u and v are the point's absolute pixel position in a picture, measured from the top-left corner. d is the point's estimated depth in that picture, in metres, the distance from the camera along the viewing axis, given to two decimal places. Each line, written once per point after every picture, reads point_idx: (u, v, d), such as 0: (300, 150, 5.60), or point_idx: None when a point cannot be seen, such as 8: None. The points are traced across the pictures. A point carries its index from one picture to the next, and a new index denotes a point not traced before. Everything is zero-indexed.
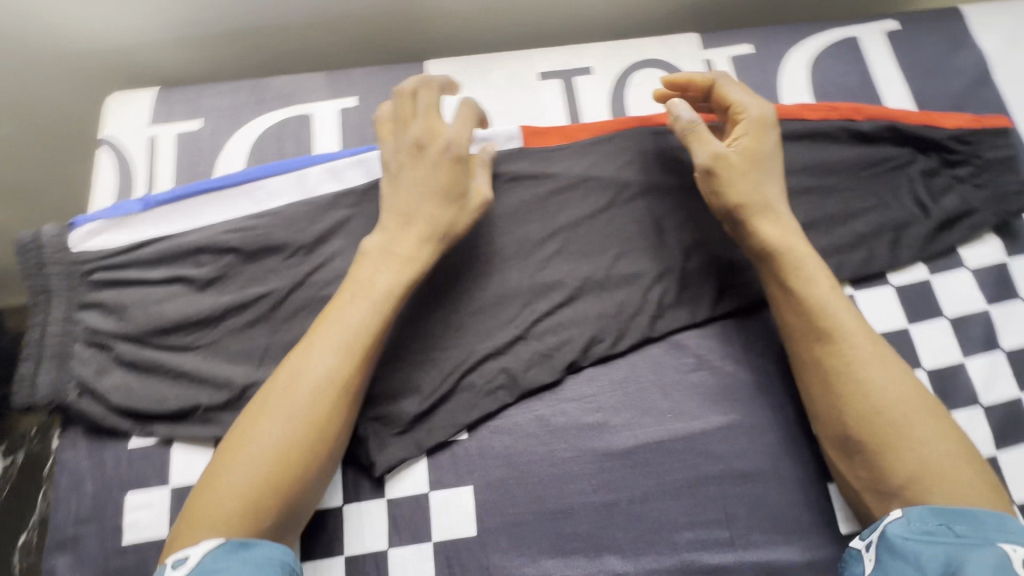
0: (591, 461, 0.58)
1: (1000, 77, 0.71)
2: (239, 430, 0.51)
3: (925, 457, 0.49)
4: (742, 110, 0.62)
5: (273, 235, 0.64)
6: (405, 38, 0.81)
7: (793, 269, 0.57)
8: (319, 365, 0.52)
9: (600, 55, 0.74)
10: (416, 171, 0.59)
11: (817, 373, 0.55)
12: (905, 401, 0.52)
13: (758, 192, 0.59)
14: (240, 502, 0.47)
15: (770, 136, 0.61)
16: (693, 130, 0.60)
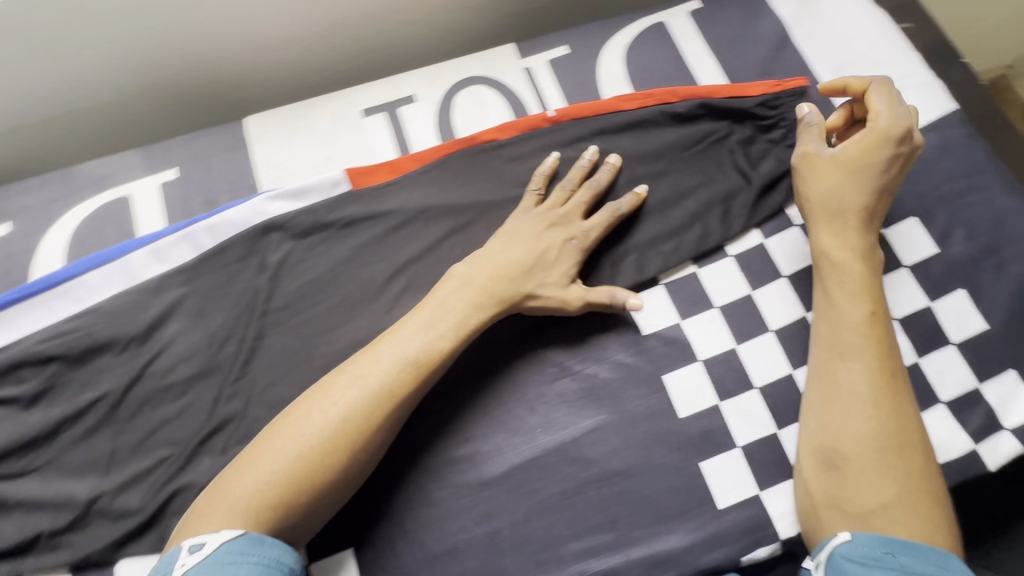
0: (469, 494, 0.58)
1: (798, 38, 0.74)
2: (276, 430, 0.52)
3: (888, 479, 0.51)
4: (870, 128, 0.60)
5: (97, 333, 0.61)
6: (228, 96, 0.78)
7: (835, 276, 0.59)
8: (382, 366, 0.54)
9: (421, 81, 0.73)
10: (521, 222, 0.62)
11: (822, 383, 0.56)
12: (900, 422, 0.53)
13: (835, 195, 0.60)
14: (263, 495, 0.48)
15: (872, 149, 0.60)
16: (806, 129, 0.64)
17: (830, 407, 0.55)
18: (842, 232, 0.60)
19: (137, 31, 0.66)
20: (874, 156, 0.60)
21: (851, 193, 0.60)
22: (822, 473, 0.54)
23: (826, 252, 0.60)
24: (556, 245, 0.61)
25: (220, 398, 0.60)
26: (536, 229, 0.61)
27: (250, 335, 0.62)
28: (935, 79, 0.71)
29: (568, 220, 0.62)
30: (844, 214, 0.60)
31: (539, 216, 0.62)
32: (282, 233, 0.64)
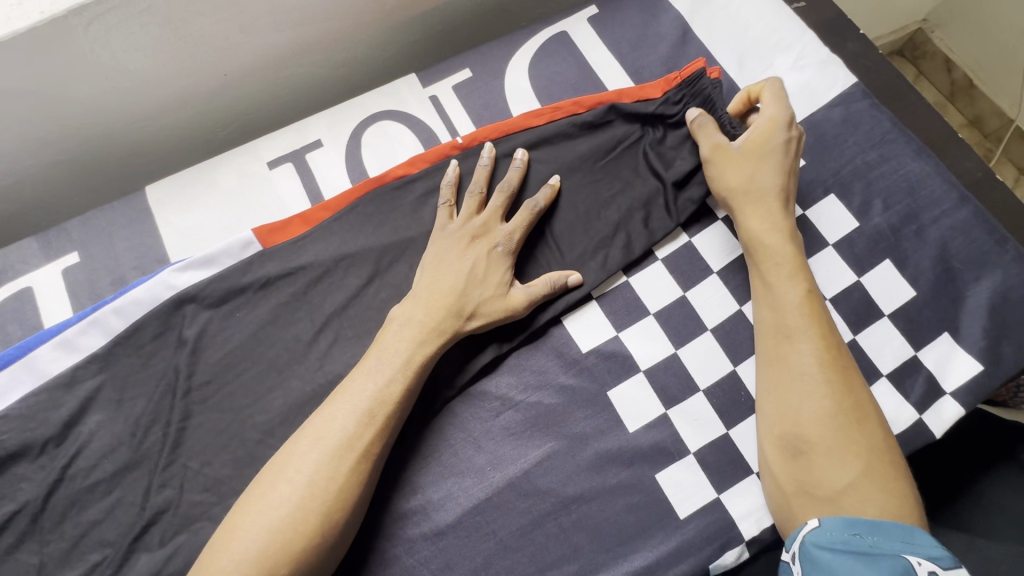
0: (424, 546, 0.55)
1: (698, 31, 0.74)
2: (245, 506, 0.48)
3: (851, 456, 0.51)
4: (764, 121, 0.62)
5: (7, 441, 0.57)
6: (129, 165, 0.75)
7: (769, 258, 0.59)
8: (348, 419, 0.51)
9: (325, 123, 0.71)
10: (444, 240, 0.60)
11: (772, 367, 0.56)
12: (852, 396, 0.53)
13: (750, 180, 0.61)
14: (244, 573, 0.45)
15: (768, 138, 0.62)
16: (703, 127, 0.63)
17: (781, 389, 0.55)
18: (766, 212, 0.60)
19: (13, 114, 0.62)
20: (772, 142, 0.61)
21: (763, 178, 0.61)
22: (788, 460, 0.53)
23: (755, 234, 0.60)
24: (480, 254, 0.59)
25: (151, 488, 0.57)
26: (458, 243, 0.60)
27: (176, 417, 0.59)
28: (834, 54, 0.71)
29: (488, 226, 0.61)
30: (764, 196, 0.61)
31: (458, 229, 0.61)
32: (197, 304, 0.62)
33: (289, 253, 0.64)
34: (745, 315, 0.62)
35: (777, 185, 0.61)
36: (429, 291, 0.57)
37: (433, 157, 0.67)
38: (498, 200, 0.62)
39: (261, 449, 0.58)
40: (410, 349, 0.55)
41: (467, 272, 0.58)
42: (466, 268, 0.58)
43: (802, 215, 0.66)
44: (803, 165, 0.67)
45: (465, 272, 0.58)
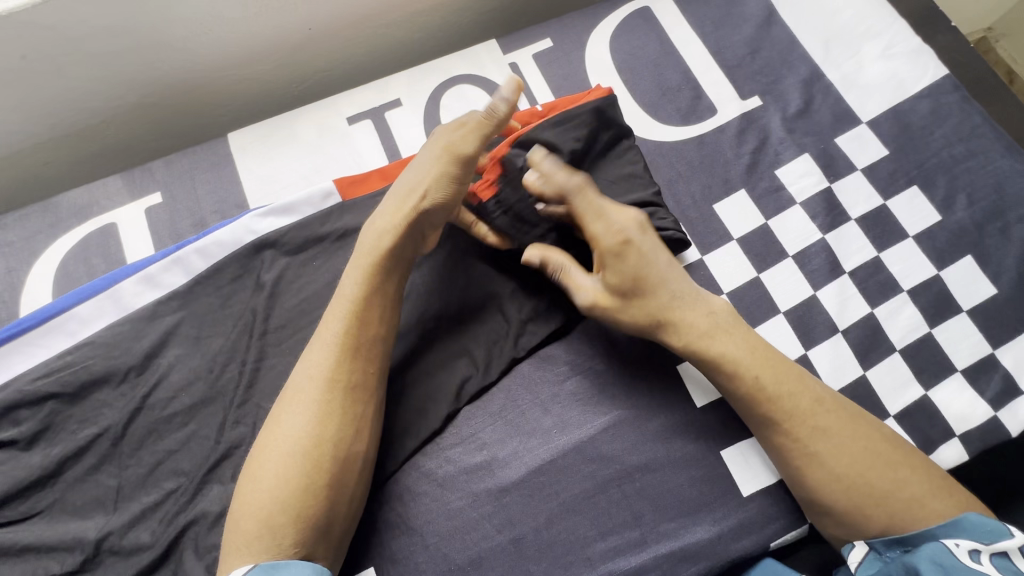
0: (487, 502, 0.56)
1: (784, 13, 0.73)
2: (244, 482, 0.50)
3: (869, 501, 0.50)
4: (607, 240, 0.56)
5: (93, 367, 0.58)
6: (207, 114, 0.76)
7: (704, 336, 0.55)
8: (311, 366, 0.52)
9: (405, 84, 0.72)
10: (406, 181, 0.57)
11: (772, 451, 0.54)
12: (835, 440, 0.52)
13: (671, 299, 0.56)
14: (253, 533, 0.47)
15: (637, 261, 0.56)
16: (562, 276, 0.58)
17: (783, 461, 0.53)
18: (696, 304, 0.56)
19: (107, 54, 0.64)
20: (648, 269, 0.56)
21: (676, 289, 0.56)
22: (818, 514, 0.53)
23: (699, 331, 0.55)
24: (449, 191, 0.56)
25: (225, 424, 0.58)
26: (422, 182, 0.57)
27: (252, 357, 0.60)
28: (925, 44, 0.70)
29: (462, 166, 0.57)
30: (691, 299, 0.56)
31: (423, 168, 0.57)
32: (276, 250, 0.63)
33: (367, 207, 0.64)
34: (819, 300, 0.62)
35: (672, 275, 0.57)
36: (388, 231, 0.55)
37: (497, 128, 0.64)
38: (471, 142, 0.57)
39: None
40: (358, 292, 0.54)
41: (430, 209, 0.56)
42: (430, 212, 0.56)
43: (882, 204, 0.65)
44: (885, 155, 0.67)
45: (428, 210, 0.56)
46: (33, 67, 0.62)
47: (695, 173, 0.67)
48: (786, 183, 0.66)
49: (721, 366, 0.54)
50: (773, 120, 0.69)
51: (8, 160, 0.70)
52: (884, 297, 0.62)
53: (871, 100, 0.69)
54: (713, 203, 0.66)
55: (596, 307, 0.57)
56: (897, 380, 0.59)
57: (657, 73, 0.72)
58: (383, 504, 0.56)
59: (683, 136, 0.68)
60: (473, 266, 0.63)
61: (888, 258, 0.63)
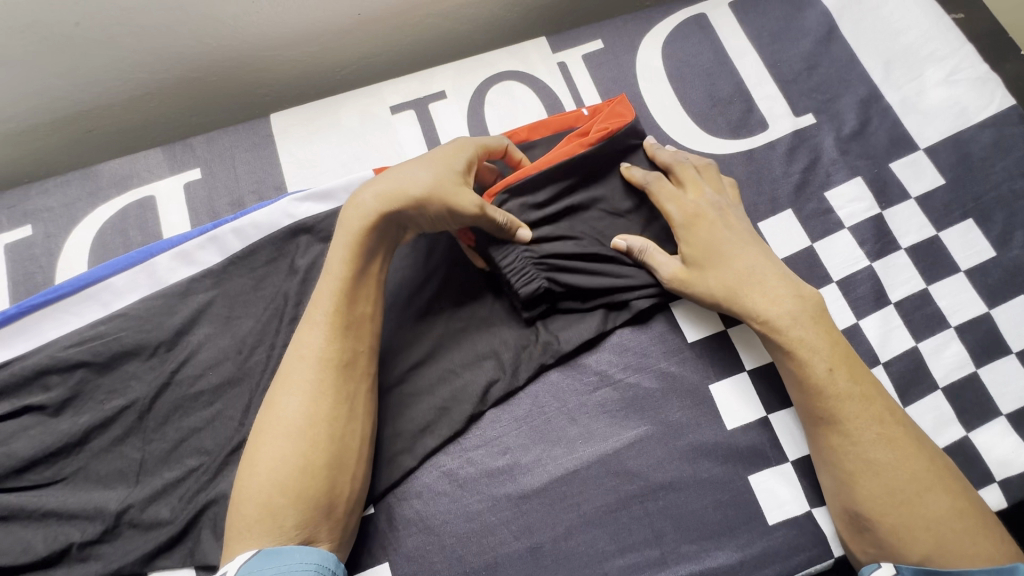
0: (506, 508, 0.56)
1: (845, 30, 0.71)
2: (244, 460, 0.50)
3: (919, 528, 0.49)
4: (682, 215, 0.59)
5: (124, 338, 0.59)
6: (249, 93, 0.76)
7: (787, 336, 0.54)
8: (302, 345, 0.52)
9: (451, 76, 0.71)
10: (398, 167, 0.56)
11: (824, 455, 0.53)
12: (903, 460, 0.51)
13: (739, 271, 0.57)
14: (255, 513, 0.47)
15: (706, 234, 0.58)
16: (645, 256, 0.59)
17: (835, 467, 0.52)
18: (773, 297, 0.55)
19: (158, 27, 0.64)
20: (712, 243, 0.58)
21: (742, 260, 0.57)
22: (856, 533, 0.52)
23: (772, 321, 0.55)
24: (430, 182, 0.53)
25: (250, 407, 0.58)
26: (408, 171, 0.55)
27: (280, 341, 0.60)
28: (993, 72, 0.67)
29: (447, 169, 0.54)
30: (762, 280, 0.56)
31: (412, 161, 0.56)
32: (312, 236, 0.63)
33: None
34: (862, 329, 0.60)
35: (753, 243, 0.58)
36: (373, 208, 0.53)
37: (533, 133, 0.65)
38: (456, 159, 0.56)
39: None
40: (347, 271, 0.53)
41: (403, 198, 0.53)
42: (405, 201, 0.53)
43: (935, 235, 0.63)
44: (942, 184, 0.64)
45: (405, 199, 0.53)
46: (85, 35, 0.62)
47: (742, 188, 0.65)
48: (836, 206, 0.64)
49: (790, 358, 0.54)
50: (826, 139, 0.67)
51: (51, 125, 0.70)
52: (930, 332, 0.60)
53: (930, 126, 0.66)
54: (758, 221, 0.64)
55: (677, 280, 0.58)
56: (938, 419, 0.57)
57: (708, 82, 0.70)
58: (401, 500, 0.56)
59: (732, 150, 0.67)
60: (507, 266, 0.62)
61: (937, 291, 0.61)
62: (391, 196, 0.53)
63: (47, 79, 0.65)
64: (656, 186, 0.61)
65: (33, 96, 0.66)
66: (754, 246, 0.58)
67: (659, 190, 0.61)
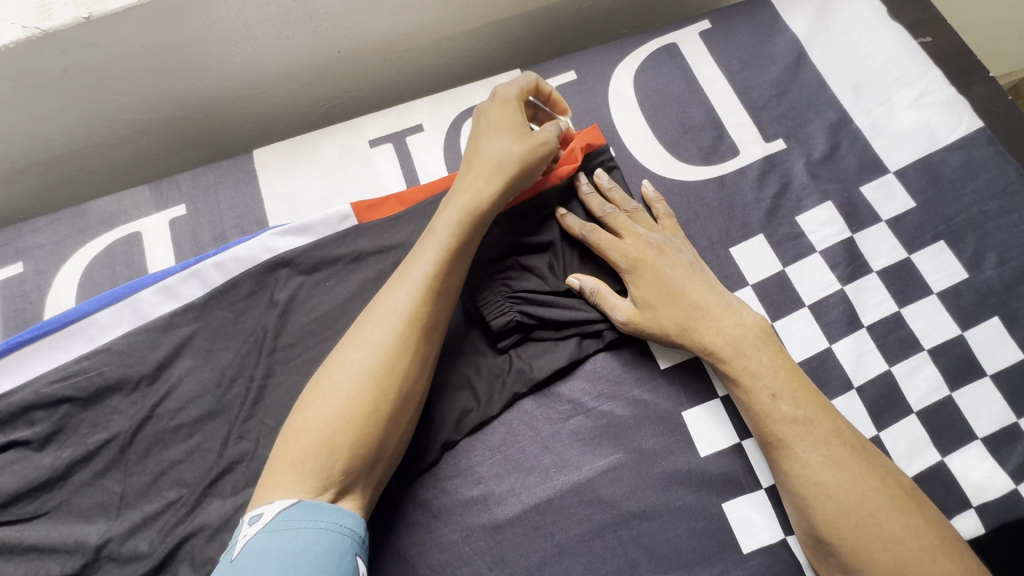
0: (480, 538, 0.56)
1: (814, 56, 0.72)
2: (304, 400, 0.50)
3: (877, 549, 0.49)
4: (625, 261, 0.60)
5: (106, 373, 0.60)
6: (235, 130, 0.78)
7: (730, 364, 0.56)
8: (396, 298, 0.52)
9: (428, 109, 0.73)
10: (479, 144, 0.59)
11: (782, 482, 0.54)
12: (853, 482, 0.51)
13: (692, 307, 0.57)
14: (307, 447, 0.46)
15: (652, 276, 0.59)
16: (597, 297, 0.59)
17: (792, 493, 0.52)
18: (714, 326, 0.57)
19: (143, 70, 0.66)
20: (664, 286, 0.58)
21: (692, 296, 0.58)
22: (823, 559, 0.52)
23: (716, 351, 0.56)
24: (516, 148, 0.58)
25: (229, 439, 0.59)
26: (496, 141, 0.59)
27: (259, 373, 0.61)
28: (960, 95, 0.68)
29: (525, 126, 0.60)
30: (703, 309, 0.57)
31: (493, 134, 0.59)
32: (291, 269, 0.64)
33: (382, 232, 0.65)
34: (834, 353, 0.60)
35: (705, 280, 0.59)
36: (480, 183, 0.57)
37: None
38: (514, 112, 0.61)
39: None
40: (450, 231, 0.55)
41: (507, 163, 0.58)
42: (515, 163, 0.58)
43: (907, 257, 0.63)
44: (913, 207, 0.65)
45: (512, 164, 0.57)
46: (73, 80, 0.64)
47: (713, 215, 0.66)
48: (807, 230, 0.65)
49: (734, 384, 0.56)
50: (796, 164, 0.68)
51: (44, 164, 0.73)
52: (903, 355, 0.60)
53: (900, 148, 0.67)
54: (729, 246, 0.65)
55: (632, 323, 0.58)
56: (913, 445, 0.57)
57: (679, 110, 0.71)
58: (374, 532, 0.56)
59: (703, 176, 0.68)
60: (497, 245, 0.62)
61: (909, 314, 0.61)
62: (487, 164, 0.58)
63: (39, 123, 0.68)
64: (594, 237, 0.61)
65: (26, 137, 0.69)
66: (704, 280, 0.59)
67: (601, 238, 0.61)
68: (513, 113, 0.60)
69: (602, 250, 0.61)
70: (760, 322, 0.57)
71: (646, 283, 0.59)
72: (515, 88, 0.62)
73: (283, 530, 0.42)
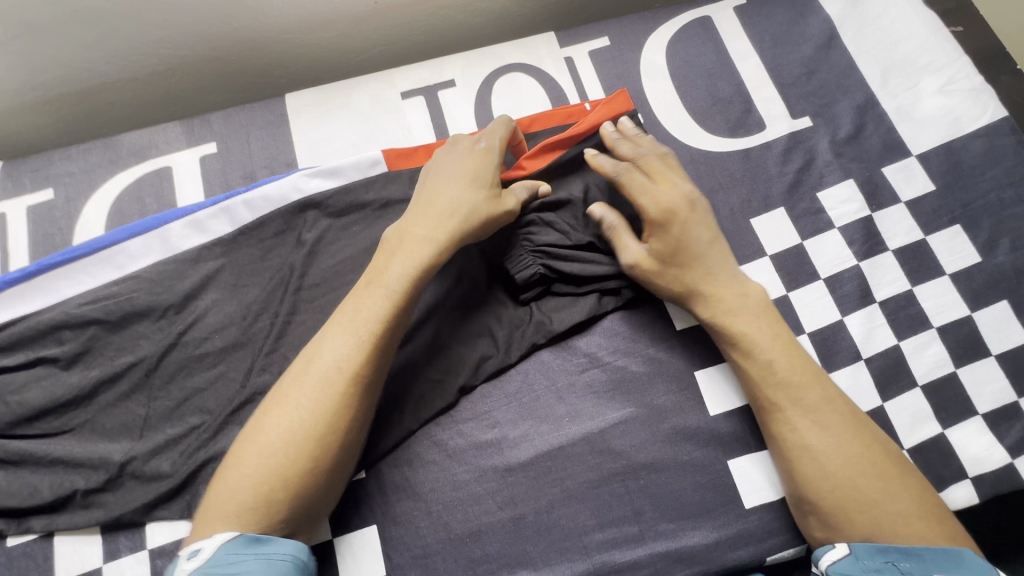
0: (492, 479, 0.58)
1: (846, 37, 0.73)
2: (237, 451, 0.50)
3: (854, 510, 0.51)
4: (654, 209, 0.60)
5: (136, 299, 0.61)
6: (266, 74, 0.79)
7: (735, 332, 0.57)
8: (336, 353, 0.51)
9: (461, 65, 0.74)
10: (439, 192, 0.58)
11: (772, 442, 0.55)
12: (838, 446, 0.52)
13: (705, 270, 0.59)
14: (240, 502, 0.47)
15: (675, 229, 0.60)
16: (612, 234, 0.61)
17: (779, 453, 0.54)
18: (721, 291, 0.58)
19: (184, 5, 0.66)
20: (683, 240, 0.59)
21: (703, 259, 0.59)
22: (804, 516, 0.54)
23: (719, 313, 0.58)
24: (475, 206, 0.58)
25: (252, 370, 0.60)
26: (456, 196, 0.58)
27: (284, 310, 0.62)
28: (987, 84, 0.69)
29: (487, 181, 0.59)
30: (712, 274, 0.59)
31: (455, 187, 0.58)
32: (319, 211, 0.65)
33: (411, 181, 0.66)
34: (846, 326, 0.62)
35: (721, 244, 0.61)
36: (436, 241, 0.56)
37: (534, 126, 0.67)
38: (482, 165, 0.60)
39: None
40: (400, 286, 0.54)
41: (465, 221, 0.57)
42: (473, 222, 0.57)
43: (923, 239, 0.65)
44: (932, 190, 0.66)
45: (471, 223, 0.57)
46: (114, 10, 0.65)
47: (736, 185, 0.67)
48: (827, 207, 0.66)
49: (733, 347, 0.57)
50: (821, 142, 0.69)
51: (76, 94, 0.73)
52: (912, 331, 0.61)
53: (923, 133, 0.68)
54: (750, 217, 0.66)
55: (643, 267, 0.60)
56: (915, 416, 0.59)
57: (709, 82, 0.72)
58: (389, 467, 0.58)
59: (728, 148, 0.69)
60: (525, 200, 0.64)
61: (922, 293, 0.63)
62: (443, 221, 0.57)
63: (76, 51, 0.68)
64: (626, 180, 0.62)
65: (62, 66, 0.70)
66: (719, 246, 0.60)
67: (630, 182, 0.62)
68: (482, 167, 0.60)
69: (629, 193, 0.61)
70: (762, 294, 0.59)
71: (666, 231, 0.60)
72: (487, 143, 0.62)
73: (225, 565, 0.45)
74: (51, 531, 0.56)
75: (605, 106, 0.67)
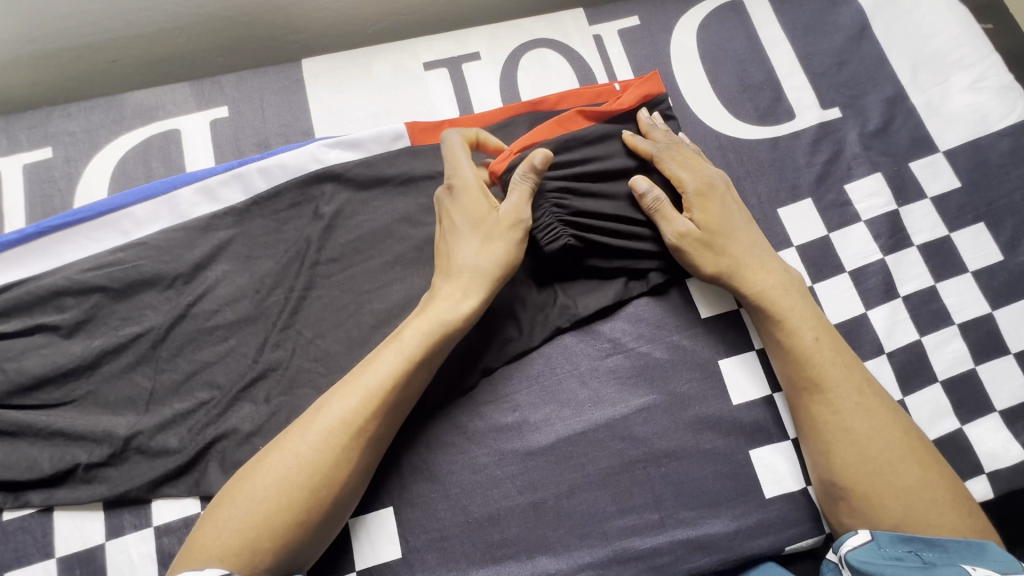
0: (512, 463, 0.57)
1: (877, 29, 0.72)
2: (232, 489, 0.47)
3: (890, 496, 0.51)
4: (694, 183, 0.60)
5: (143, 267, 0.59)
6: (279, 38, 0.75)
7: (779, 315, 0.56)
8: (346, 406, 0.49)
9: (486, 38, 0.71)
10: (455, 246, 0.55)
11: (809, 425, 0.55)
12: (879, 429, 0.53)
13: (748, 251, 0.59)
14: (224, 544, 0.44)
15: (714, 206, 0.59)
16: (660, 208, 0.59)
17: (816, 437, 0.54)
18: (767, 269, 0.58)
19: None
20: (722, 217, 0.59)
21: (742, 238, 0.59)
22: (833, 504, 0.53)
23: (764, 292, 0.57)
24: (490, 254, 0.55)
25: (265, 345, 0.58)
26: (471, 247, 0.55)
27: (300, 284, 0.59)
28: (1016, 83, 0.69)
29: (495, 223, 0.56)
30: (755, 253, 0.59)
31: (467, 237, 0.55)
32: (338, 183, 0.62)
33: (433, 155, 0.64)
34: (869, 319, 0.61)
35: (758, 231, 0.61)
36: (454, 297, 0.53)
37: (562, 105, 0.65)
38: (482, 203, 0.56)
39: (374, 335, 0.59)
40: (417, 343, 0.51)
41: (483, 273, 0.54)
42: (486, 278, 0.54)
43: (947, 235, 0.64)
44: (958, 187, 0.66)
45: (488, 273, 0.54)
46: None
47: (764, 174, 0.66)
48: (854, 199, 0.66)
49: (778, 326, 0.56)
50: (849, 134, 0.68)
51: (78, 49, 0.69)
52: (934, 327, 0.62)
53: (951, 130, 0.68)
54: (777, 207, 0.65)
55: (691, 240, 0.58)
56: (935, 411, 0.59)
57: (740, 68, 0.71)
58: (407, 448, 0.57)
59: (757, 136, 0.68)
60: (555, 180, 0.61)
61: (944, 289, 0.63)
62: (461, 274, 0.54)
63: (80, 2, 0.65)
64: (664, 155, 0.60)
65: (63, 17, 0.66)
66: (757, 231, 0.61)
67: (669, 158, 0.60)
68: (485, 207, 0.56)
69: (666, 168, 0.60)
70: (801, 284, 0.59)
71: (708, 207, 0.59)
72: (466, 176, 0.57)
73: None
74: (50, 506, 0.54)
75: (635, 87, 0.65)
